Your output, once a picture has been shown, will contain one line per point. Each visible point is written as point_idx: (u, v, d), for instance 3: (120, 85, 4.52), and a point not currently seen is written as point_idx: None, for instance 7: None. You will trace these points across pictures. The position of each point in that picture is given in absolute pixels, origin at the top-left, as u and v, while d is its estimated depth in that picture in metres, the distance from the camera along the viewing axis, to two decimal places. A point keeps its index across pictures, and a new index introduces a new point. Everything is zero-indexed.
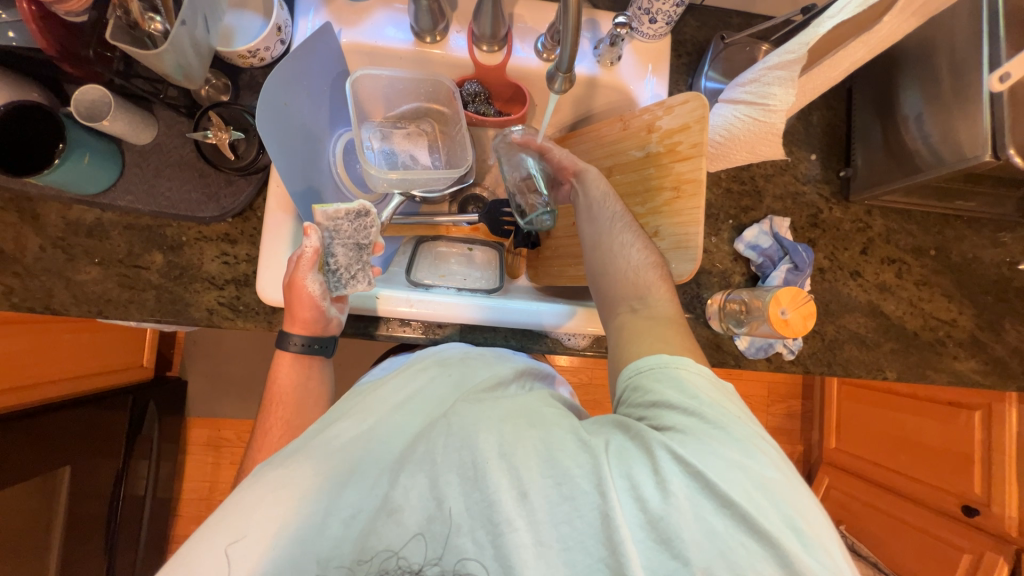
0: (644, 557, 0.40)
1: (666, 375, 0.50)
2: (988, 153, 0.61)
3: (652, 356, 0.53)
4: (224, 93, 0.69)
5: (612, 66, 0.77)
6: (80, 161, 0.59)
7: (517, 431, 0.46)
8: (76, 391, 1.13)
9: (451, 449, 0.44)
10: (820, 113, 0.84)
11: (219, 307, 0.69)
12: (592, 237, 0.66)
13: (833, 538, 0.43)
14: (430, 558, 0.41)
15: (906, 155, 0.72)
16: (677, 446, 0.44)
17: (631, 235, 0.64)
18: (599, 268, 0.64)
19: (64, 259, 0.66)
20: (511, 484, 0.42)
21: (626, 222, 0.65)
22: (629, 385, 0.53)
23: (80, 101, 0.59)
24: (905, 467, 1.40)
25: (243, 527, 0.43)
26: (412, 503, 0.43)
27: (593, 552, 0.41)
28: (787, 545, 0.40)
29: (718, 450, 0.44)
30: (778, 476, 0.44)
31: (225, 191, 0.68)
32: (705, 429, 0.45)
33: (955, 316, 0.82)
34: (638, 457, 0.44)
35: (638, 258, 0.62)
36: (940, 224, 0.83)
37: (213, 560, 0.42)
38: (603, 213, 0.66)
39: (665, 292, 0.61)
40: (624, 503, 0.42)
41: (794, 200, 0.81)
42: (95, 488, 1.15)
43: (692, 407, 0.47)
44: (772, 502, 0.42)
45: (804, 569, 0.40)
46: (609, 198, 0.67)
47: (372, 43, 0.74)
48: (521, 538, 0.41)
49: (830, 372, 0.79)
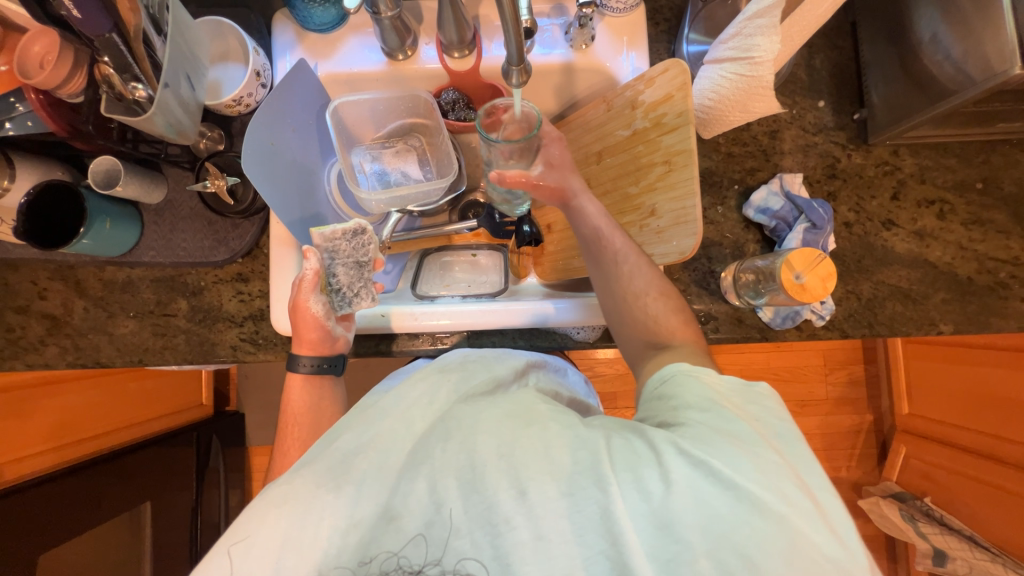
0: (647, 545, 0.39)
1: (689, 383, 0.49)
2: (1017, 65, 0.53)
3: (673, 365, 0.51)
4: (219, 144, 0.73)
5: (586, 47, 0.75)
6: (103, 227, 0.65)
7: (514, 432, 0.45)
8: (148, 432, 1.24)
9: (450, 454, 0.45)
10: (824, 55, 0.77)
11: (241, 342, 0.73)
12: (603, 284, 0.63)
13: (848, 525, 0.40)
14: (430, 559, 0.42)
15: (928, 81, 0.64)
16: (680, 438, 0.42)
17: (642, 277, 0.61)
18: (617, 316, 0.63)
19: (105, 316, 0.73)
20: (509, 484, 0.42)
21: (633, 260, 0.62)
22: (653, 394, 0.51)
23: (96, 172, 0.65)
24: (990, 426, 1.25)
25: (246, 531, 0.44)
26: (412, 510, 0.43)
27: (593, 543, 0.40)
28: (794, 522, 0.38)
29: (724, 439, 0.42)
30: (787, 463, 0.41)
31: (233, 234, 0.73)
32: (714, 423, 0.43)
33: (1018, 253, 0.72)
34: (643, 455, 0.42)
35: (656, 304, 0.60)
36: (984, 152, 0.74)
37: (219, 563, 0.43)
38: (607, 254, 0.63)
39: (688, 332, 0.59)
40: (628, 495, 0.40)
41: (806, 153, 0.75)
42: (173, 519, 1.26)
43: (708, 404, 0.45)
44: (781, 482, 0.39)
45: (814, 551, 0.37)
46: (613, 231, 0.63)
47: (348, 71, 0.76)
48: (519, 534, 0.41)
49: (873, 334, 0.72)
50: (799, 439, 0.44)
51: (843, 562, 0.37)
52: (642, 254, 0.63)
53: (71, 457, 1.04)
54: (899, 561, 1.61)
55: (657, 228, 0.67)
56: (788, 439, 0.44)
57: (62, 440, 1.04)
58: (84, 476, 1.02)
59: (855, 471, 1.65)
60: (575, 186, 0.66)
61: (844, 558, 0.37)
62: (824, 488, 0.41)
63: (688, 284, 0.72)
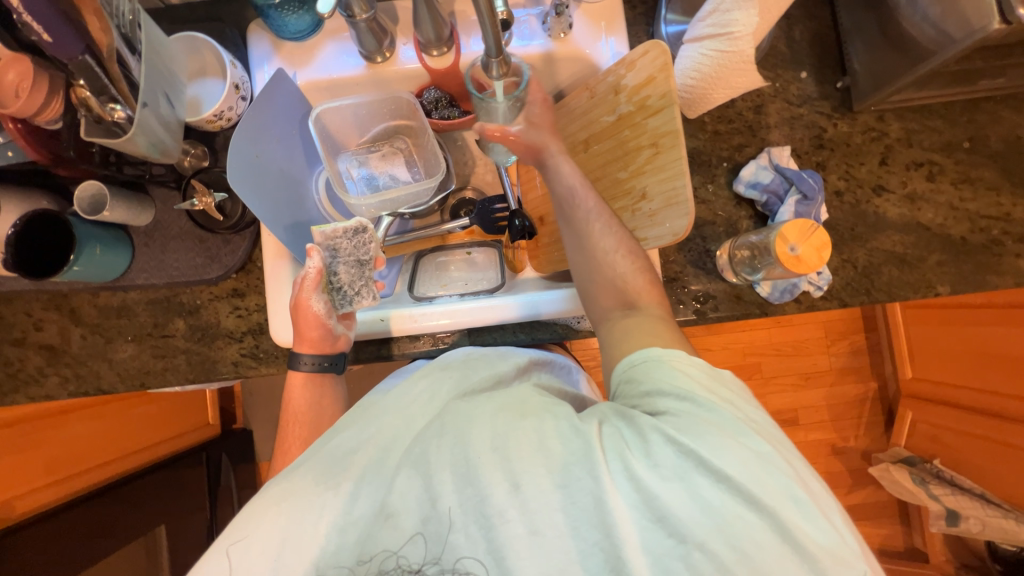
0: (641, 537, 0.39)
1: (660, 367, 0.48)
2: (996, 20, 0.53)
3: (643, 350, 0.51)
4: (204, 160, 0.72)
5: (564, 36, 0.74)
6: (93, 253, 0.65)
7: (509, 425, 0.45)
8: (158, 455, 1.25)
9: (445, 448, 0.45)
10: (803, 26, 0.77)
11: (242, 358, 0.73)
12: (574, 242, 0.62)
13: (833, 506, 0.42)
14: (429, 558, 0.42)
15: (910, 45, 0.64)
16: (666, 426, 0.42)
17: (612, 237, 0.60)
18: (583, 273, 0.61)
19: (103, 342, 0.73)
20: (503, 478, 0.42)
21: (605, 219, 0.61)
22: (621, 380, 0.51)
23: (82, 198, 0.64)
24: (993, 384, 1.25)
25: (244, 529, 0.45)
26: (409, 507, 0.43)
27: (588, 537, 0.40)
28: (784, 512, 0.38)
29: (705, 427, 0.42)
30: (775, 449, 0.42)
31: (224, 250, 0.72)
32: (692, 410, 0.44)
33: (1009, 209, 0.72)
34: (631, 441, 0.42)
35: (624, 264, 0.59)
36: (968, 111, 0.74)
37: (217, 561, 0.44)
38: (579, 211, 0.62)
39: (655, 297, 0.59)
40: (621, 487, 0.41)
41: (792, 125, 0.75)
42: (189, 541, 1.26)
43: (685, 391, 0.45)
44: (769, 471, 0.40)
45: (803, 536, 0.38)
46: (585, 191, 0.63)
47: (327, 77, 0.75)
48: (515, 528, 0.41)
49: (871, 301, 0.72)
50: (770, 422, 0.46)
51: (833, 546, 0.38)
52: (614, 215, 0.62)
53: (82, 486, 1.04)
54: (913, 524, 1.62)
55: (650, 212, 0.67)
56: (765, 424, 0.45)
57: (73, 470, 1.04)
58: (95, 506, 1.02)
59: (863, 440, 1.66)
60: (552, 146, 0.66)
61: (837, 545, 0.38)
62: (807, 471, 0.43)
63: (684, 265, 0.72)
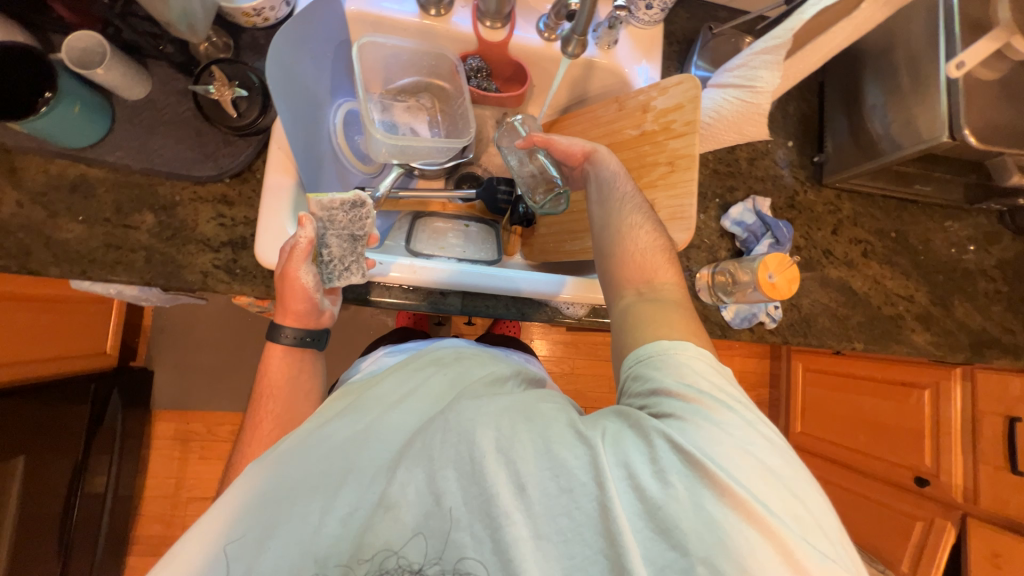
0: (644, 547, 0.42)
1: (666, 360, 0.52)
2: (945, 134, 0.69)
3: (649, 345, 0.54)
4: (224, 53, 0.68)
5: (609, 49, 0.81)
6: (70, 110, 0.57)
7: (514, 426, 0.47)
8: (41, 374, 1.04)
9: (450, 444, 0.46)
10: (796, 104, 0.90)
11: (215, 270, 0.66)
12: (600, 218, 0.65)
13: (826, 523, 0.45)
14: (429, 558, 0.44)
15: (869, 142, 0.80)
16: (669, 430, 0.46)
17: (640, 215, 0.64)
18: (605, 251, 0.63)
19: (45, 216, 0.62)
20: (509, 479, 0.44)
21: (636, 202, 0.65)
22: (630, 374, 0.54)
23: (72, 48, 0.57)
24: (862, 445, 1.49)
25: (242, 527, 0.47)
26: (410, 499, 0.45)
27: (591, 543, 0.43)
28: (784, 534, 0.41)
29: (717, 448, 0.45)
30: (771, 466, 0.46)
31: (224, 151, 0.67)
32: (699, 418, 0.47)
33: (912, 292, 0.90)
34: (634, 443, 0.47)
35: (646, 240, 0.62)
36: (899, 209, 0.92)
37: (211, 556, 0.45)
38: (614, 192, 0.66)
39: (671, 273, 0.61)
40: (623, 494, 0.44)
41: (774, 182, 0.87)
42: (52, 482, 1.06)
43: (690, 391, 0.49)
44: (764, 487, 0.44)
45: (801, 555, 0.41)
46: (622, 176, 0.67)
47: (378, 13, 0.74)
48: (519, 531, 0.43)
49: (806, 342, 0.85)
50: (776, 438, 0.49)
51: (826, 565, 0.41)
52: (644, 201, 0.66)
53: None
54: None
55: None
56: (769, 437, 0.48)
57: None
58: None
59: None
60: (600, 146, 0.70)
61: (827, 563, 0.42)
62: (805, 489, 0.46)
63: None
